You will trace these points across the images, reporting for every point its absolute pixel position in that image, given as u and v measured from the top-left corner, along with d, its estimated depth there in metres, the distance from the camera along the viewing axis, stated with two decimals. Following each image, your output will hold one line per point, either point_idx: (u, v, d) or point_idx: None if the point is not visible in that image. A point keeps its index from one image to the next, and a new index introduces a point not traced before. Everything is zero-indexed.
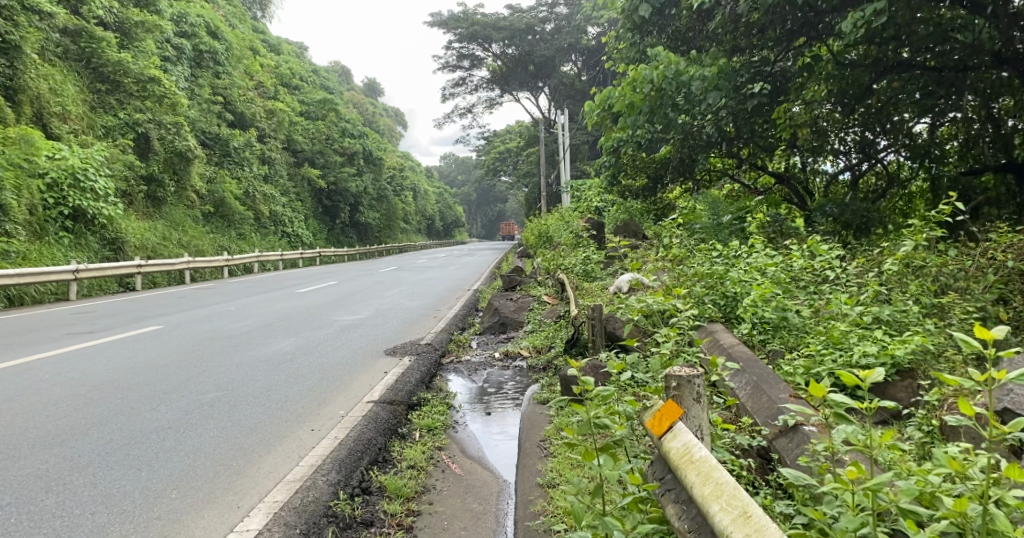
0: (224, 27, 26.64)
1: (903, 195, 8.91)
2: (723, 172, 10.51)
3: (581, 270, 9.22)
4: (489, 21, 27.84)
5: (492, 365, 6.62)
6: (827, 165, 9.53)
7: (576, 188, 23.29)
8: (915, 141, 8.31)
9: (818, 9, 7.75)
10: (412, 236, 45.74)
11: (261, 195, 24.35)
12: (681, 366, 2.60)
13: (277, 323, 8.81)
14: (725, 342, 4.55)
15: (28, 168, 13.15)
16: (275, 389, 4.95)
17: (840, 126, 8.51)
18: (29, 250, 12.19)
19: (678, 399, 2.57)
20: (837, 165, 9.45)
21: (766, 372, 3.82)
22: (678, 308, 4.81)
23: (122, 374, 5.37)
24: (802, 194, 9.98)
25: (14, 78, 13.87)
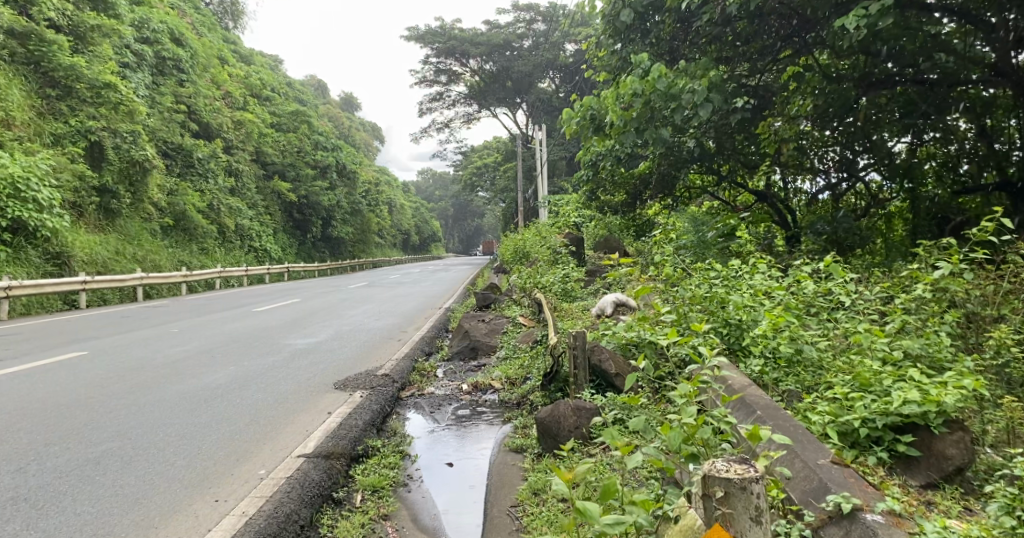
0: (189, 34, 25.49)
1: (882, 215, 8.28)
2: (702, 189, 9.77)
3: (559, 289, 8.44)
4: (466, 36, 27.27)
5: (459, 399, 5.76)
6: (808, 182, 8.77)
7: (556, 204, 22.60)
8: (895, 161, 7.81)
9: (811, 15, 7.19)
10: (387, 251, 44.79)
11: (227, 208, 23.28)
12: (727, 466, 2.24)
13: (221, 347, 7.89)
14: (742, 389, 3.69)
15: None
16: (188, 436, 4.10)
17: (817, 145, 7.98)
18: None
19: (727, 519, 2.18)
20: (817, 184, 8.71)
21: (797, 431, 3.18)
22: (701, 351, 3.68)
23: (8, 417, 4.48)
24: (783, 213, 9.12)
25: None
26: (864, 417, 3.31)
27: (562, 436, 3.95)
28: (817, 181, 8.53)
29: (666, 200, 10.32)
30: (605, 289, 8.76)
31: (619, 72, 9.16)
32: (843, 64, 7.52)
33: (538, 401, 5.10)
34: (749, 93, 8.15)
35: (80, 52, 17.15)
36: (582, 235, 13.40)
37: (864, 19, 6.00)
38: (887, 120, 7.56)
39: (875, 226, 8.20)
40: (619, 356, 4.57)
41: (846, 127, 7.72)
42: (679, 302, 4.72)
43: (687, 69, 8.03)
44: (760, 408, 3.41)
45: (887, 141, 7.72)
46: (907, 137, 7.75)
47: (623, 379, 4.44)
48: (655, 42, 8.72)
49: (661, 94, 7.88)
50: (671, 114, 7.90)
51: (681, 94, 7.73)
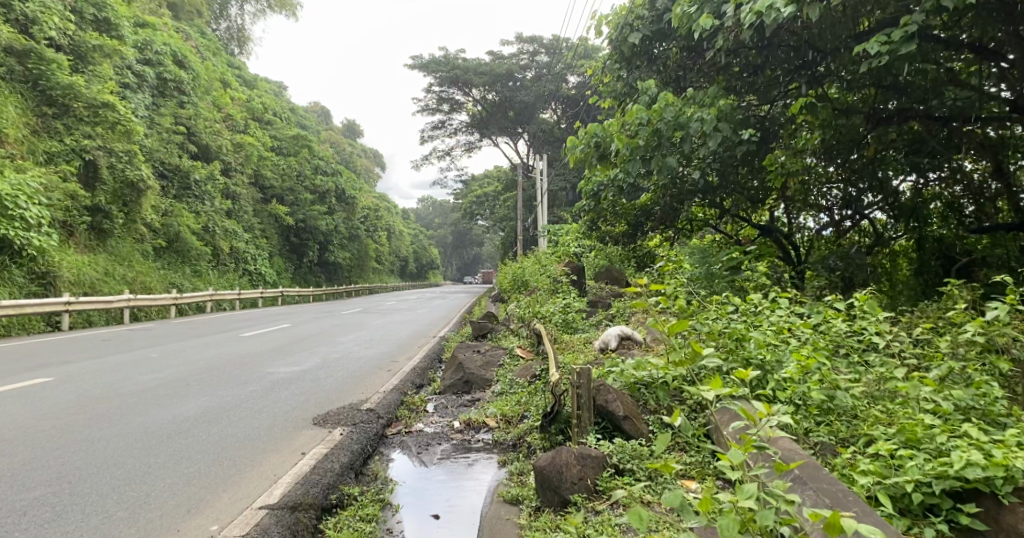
0: (193, 57, 25.28)
1: (887, 253, 7.98)
2: (705, 222, 9.40)
3: (560, 320, 7.93)
4: (470, 66, 27.28)
5: (450, 440, 5.24)
6: (811, 218, 8.56)
7: (555, 233, 22.24)
8: (899, 200, 7.61)
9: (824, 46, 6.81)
10: (383, 276, 44.42)
11: (222, 230, 22.87)
12: None
13: (202, 373, 7.55)
14: (790, 452, 3.12)
15: None
16: (139, 479, 3.79)
17: (821, 181, 7.85)
18: None
19: None
20: (820, 220, 8.48)
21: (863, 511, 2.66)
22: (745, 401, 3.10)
23: None
24: (787, 248, 8.90)
25: None
26: (916, 480, 2.83)
27: (564, 490, 3.41)
28: (818, 218, 8.41)
29: (668, 231, 9.93)
30: (608, 322, 8.27)
31: (625, 98, 8.81)
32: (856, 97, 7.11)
33: (537, 444, 4.54)
34: (756, 124, 7.72)
35: (79, 71, 16.76)
36: (582, 263, 12.96)
37: (890, 46, 5.54)
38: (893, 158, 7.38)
39: (880, 264, 7.89)
40: (629, 399, 4.07)
41: (851, 163, 7.46)
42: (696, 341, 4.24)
43: (696, 97, 7.67)
44: (811, 477, 2.88)
45: (891, 181, 7.57)
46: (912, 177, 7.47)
47: (633, 423, 3.91)
48: (661, 70, 8.44)
49: (669, 123, 7.52)
50: (680, 143, 7.53)
51: (690, 124, 7.36)
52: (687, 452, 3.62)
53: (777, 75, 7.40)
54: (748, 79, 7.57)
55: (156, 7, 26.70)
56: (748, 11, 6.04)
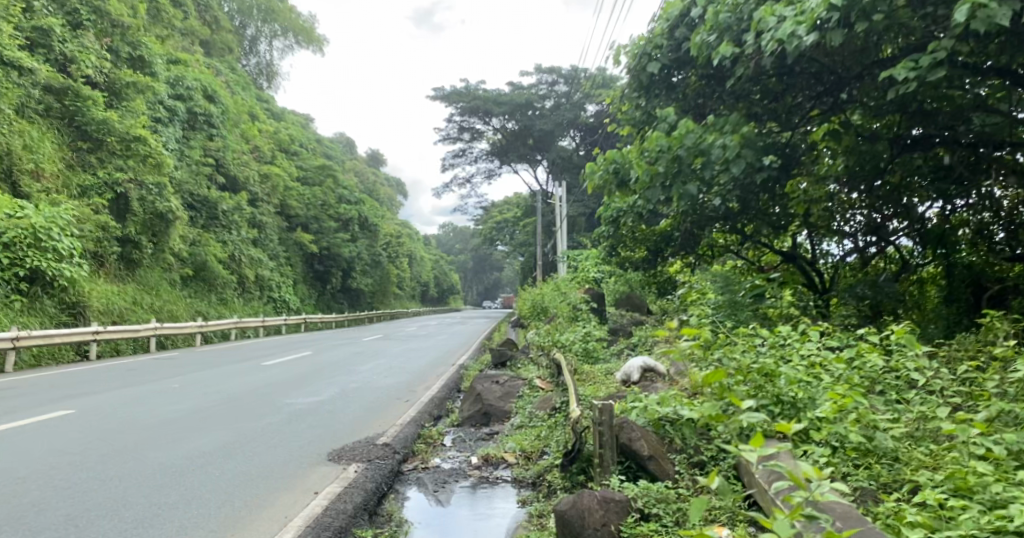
0: (222, 90, 25.78)
1: (914, 280, 7.51)
2: (726, 248, 9.20)
3: (580, 349, 7.74)
4: (491, 96, 27.52)
5: (468, 476, 5.07)
6: (834, 244, 8.25)
7: (575, 259, 22.11)
8: (926, 226, 7.34)
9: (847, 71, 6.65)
10: (405, 302, 44.53)
11: (248, 258, 23.08)
12: None
13: (221, 404, 7.50)
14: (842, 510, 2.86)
15: None
16: (146, 527, 3.71)
17: (845, 206, 7.68)
18: None
19: None
20: (844, 245, 8.15)
21: None
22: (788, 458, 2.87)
23: None
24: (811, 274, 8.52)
25: None
26: (971, 534, 2.55)
27: (586, 535, 3.23)
28: (841, 243, 8.15)
29: (690, 258, 9.73)
30: (630, 352, 8.06)
31: (644, 125, 8.70)
32: (881, 122, 6.91)
33: (557, 483, 4.35)
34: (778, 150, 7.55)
35: (113, 106, 17.14)
36: (602, 290, 12.78)
37: (918, 71, 5.36)
38: (919, 185, 7.14)
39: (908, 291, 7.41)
40: (654, 437, 3.88)
41: (873, 189, 7.32)
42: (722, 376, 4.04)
43: (717, 123, 7.54)
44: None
45: (917, 207, 7.31)
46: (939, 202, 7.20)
47: (659, 463, 3.72)
48: (681, 97, 8.34)
49: (690, 149, 7.39)
50: (701, 168, 7.38)
51: (712, 149, 7.21)
52: (717, 495, 3.43)
53: (799, 100, 7.24)
54: (769, 106, 7.41)
55: (188, 42, 27.38)
56: (770, 36, 5.92)
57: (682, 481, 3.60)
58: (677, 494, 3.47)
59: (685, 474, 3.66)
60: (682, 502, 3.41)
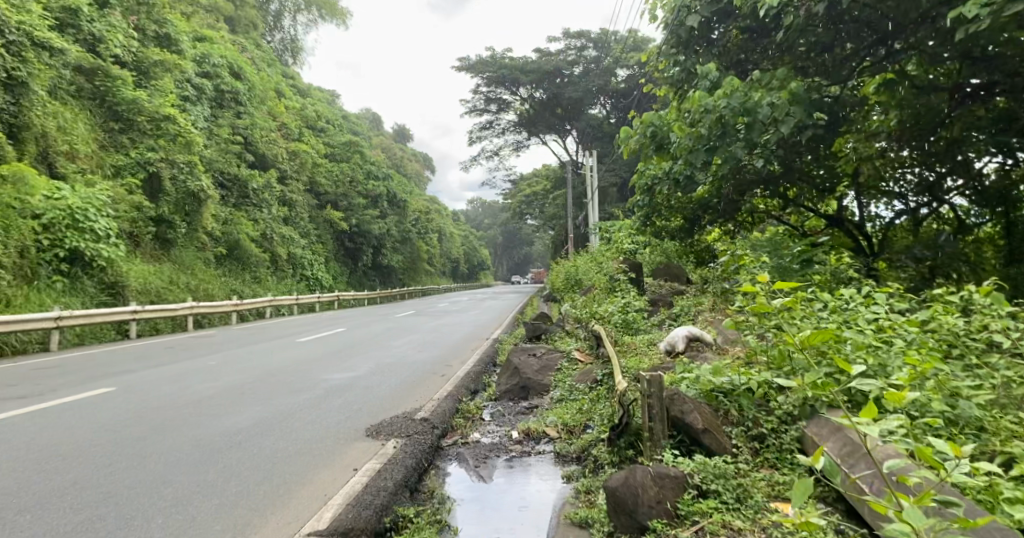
0: (248, 68, 25.74)
1: (971, 241, 7.10)
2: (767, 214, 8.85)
3: (619, 320, 7.50)
4: (517, 64, 27.05)
5: (507, 451, 4.91)
6: (882, 206, 7.80)
7: (607, 230, 21.77)
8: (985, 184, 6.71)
9: (904, 17, 6.23)
10: (435, 278, 44.62)
11: (280, 237, 23.19)
12: None
13: (258, 380, 7.46)
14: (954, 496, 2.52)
15: (20, 209, 11.60)
16: (184, 506, 3.63)
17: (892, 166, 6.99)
18: (13, 294, 10.75)
19: None
20: (893, 206, 7.66)
21: None
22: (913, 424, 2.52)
23: (4, 469, 4.14)
24: (857, 241, 8.32)
25: (19, 116, 12.63)
26: None
27: (640, 514, 3.04)
28: (891, 205, 7.62)
29: (728, 225, 9.41)
30: (672, 323, 7.79)
31: (683, 85, 8.29)
32: (939, 72, 6.50)
33: (603, 457, 4.15)
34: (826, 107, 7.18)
35: (143, 86, 17.16)
36: (637, 260, 12.47)
37: (990, 8, 4.95)
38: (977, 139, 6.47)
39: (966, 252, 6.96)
40: (707, 409, 3.68)
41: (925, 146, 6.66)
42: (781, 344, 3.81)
43: (762, 80, 7.14)
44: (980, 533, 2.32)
45: (975, 162, 6.63)
46: (1000, 157, 6.60)
47: (714, 436, 3.50)
48: (721, 54, 7.97)
49: (734, 109, 7.02)
50: (746, 129, 7.01)
51: (758, 109, 6.84)
52: (781, 471, 3.21)
53: (848, 53, 6.82)
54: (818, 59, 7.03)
55: (214, 21, 27.35)
56: None
57: (740, 456, 3.39)
58: (737, 470, 3.25)
59: (742, 448, 3.44)
60: (742, 478, 3.19)
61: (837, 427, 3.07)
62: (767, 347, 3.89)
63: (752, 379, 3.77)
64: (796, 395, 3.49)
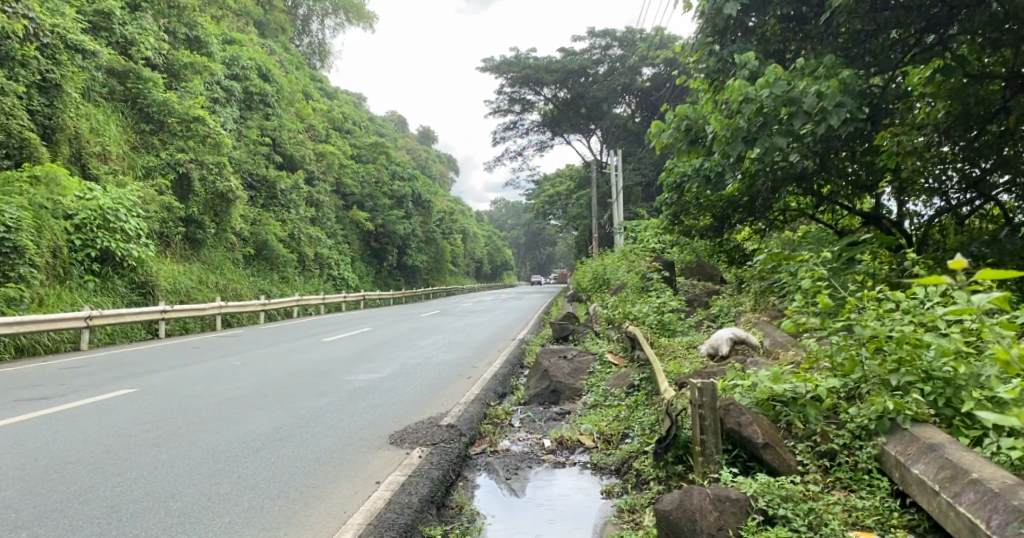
0: (276, 70, 25.68)
1: None
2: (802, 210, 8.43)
3: (655, 321, 7.11)
4: (541, 64, 26.74)
5: (541, 461, 4.57)
6: (920, 203, 7.44)
7: (633, 230, 21.34)
8: None
9: None
10: (460, 279, 44.51)
11: (307, 237, 23.10)
12: None
13: (280, 382, 7.22)
14: None
15: (54, 209, 11.53)
16: (191, 523, 3.35)
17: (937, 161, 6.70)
18: (45, 294, 10.65)
19: None
20: (933, 204, 7.30)
21: None
22: None
23: (7, 479, 3.91)
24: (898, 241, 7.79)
25: (52, 118, 12.54)
26: None
27: None
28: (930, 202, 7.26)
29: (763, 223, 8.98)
30: (712, 325, 7.37)
31: (721, 76, 7.84)
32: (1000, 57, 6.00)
33: (648, 472, 3.79)
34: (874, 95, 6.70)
35: (173, 88, 17.13)
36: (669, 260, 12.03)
37: None
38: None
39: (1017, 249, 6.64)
40: (767, 420, 3.31)
41: (971, 141, 6.43)
42: (852, 348, 3.40)
43: (806, 68, 6.68)
44: None
45: None
46: None
47: (776, 453, 3.13)
48: (759, 42, 7.50)
49: (777, 98, 6.55)
50: (789, 120, 6.56)
51: (803, 98, 6.37)
52: (858, 495, 2.86)
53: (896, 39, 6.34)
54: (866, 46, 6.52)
55: (242, 23, 27.38)
56: None
57: (807, 475, 3.02)
58: (805, 492, 2.88)
59: (810, 466, 3.08)
60: (813, 502, 2.81)
61: (935, 449, 2.65)
62: (832, 352, 3.49)
63: (818, 387, 3.37)
64: (871, 407, 3.08)
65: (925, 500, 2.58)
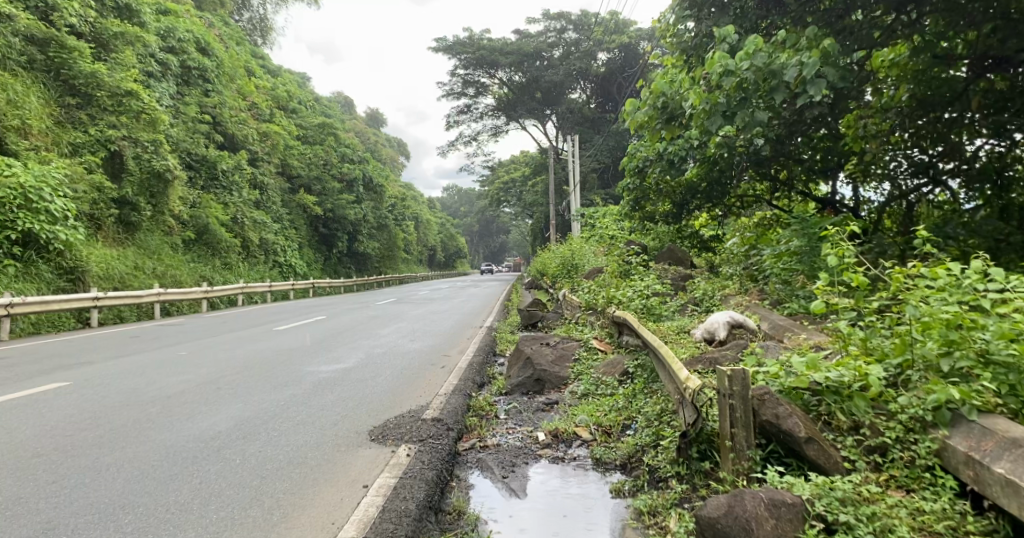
0: (216, 44, 24.29)
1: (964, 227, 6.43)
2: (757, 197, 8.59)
3: (640, 306, 6.82)
4: (495, 46, 26.11)
5: (537, 456, 4.19)
6: (871, 189, 7.22)
7: (589, 217, 21.08)
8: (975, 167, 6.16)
9: None
10: (412, 265, 43.73)
11: (250, 221, 22.01)
12: None
13: (235, 374, 6.60)
14: None
15: None
16: None
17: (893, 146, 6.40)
18: None
19: None
20: (883, 190, 7.04)
21: None
22: None
23: None
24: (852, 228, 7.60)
25: None
26: None
27: None
28: (879, 188, 7.03)
29: (716, 208, 9.10)
30: (695, 311, 7.10)
31: (696, 52, 7.47)
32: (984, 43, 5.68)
33: (667, 470, 3.49)
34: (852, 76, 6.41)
35: (102, 59, 15.80)
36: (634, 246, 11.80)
37: None
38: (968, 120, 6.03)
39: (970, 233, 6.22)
40: (803, 412, 3.06)
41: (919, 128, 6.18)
42: (901, 332, 3.37)
43: (788, 40, 6.31)
44: None
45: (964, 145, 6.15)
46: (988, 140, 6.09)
47: (820, 449, 2.92)
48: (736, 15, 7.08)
49: (757, 71, 6.15)
50: (770, 95, 6.20)
51: (785, 70, 6.01)
52: (921, 495, 2.71)
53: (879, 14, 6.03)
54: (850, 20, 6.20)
55: None
56: None
57: (861, 474, 2.85)
58: (867, 492, 2.71)
59: (859, 463, 2.91)
60: (875, 505, 2.64)
61: (1022, 447, 2.57)
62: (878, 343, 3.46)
63: (859, 374, 3.24)
64: (927, 397, 3.01)
65: (1017, 504, 2.47)
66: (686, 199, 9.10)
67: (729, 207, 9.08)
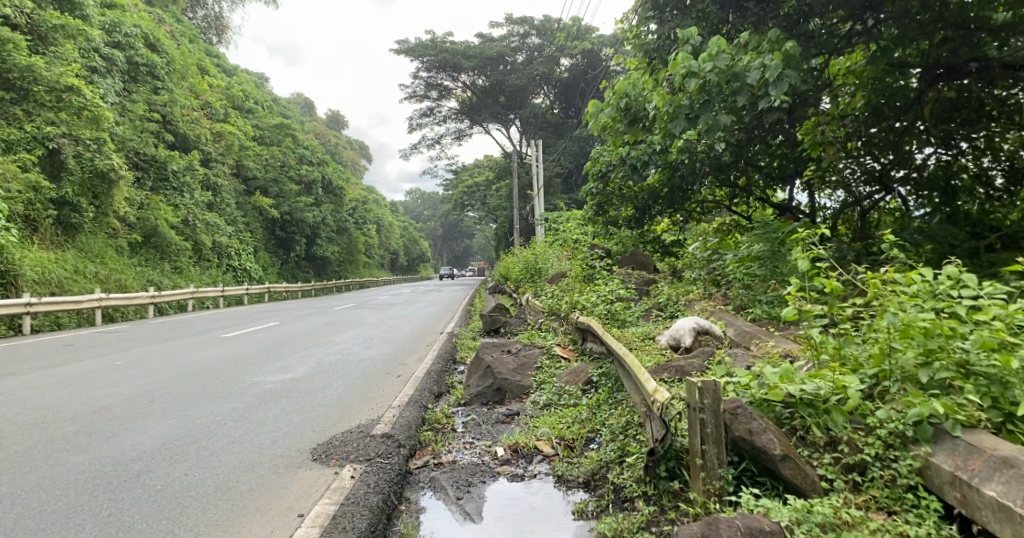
0: (167, 40, 23.33)
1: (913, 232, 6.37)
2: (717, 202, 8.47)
3: (604, 312, 6.59)
4: (458, 49, 25.62)
5: (495, 472, 3.91)
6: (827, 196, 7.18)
7: (553, 221, 20.90)
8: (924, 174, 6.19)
9: None
10: (373, 269, 43.04)
11: (203, 223, 21.21)
12: None
13: (172, 385, 6.15)
14: None
15: None
16: None
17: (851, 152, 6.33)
18: None
19: None
20: (837, 197, 7.05)
21: None
22: None
23: None
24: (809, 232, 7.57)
25: None
26: None
27: None
28: (834, 195, 6.97)
29: (679, 212, 8.93)
30: (659, 316, 6.89)
31: (659, 54, 7.27)
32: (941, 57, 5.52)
33: (635, 488, 3.23)
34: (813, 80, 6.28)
35: (39, 52, 14.92)
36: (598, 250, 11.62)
37: None
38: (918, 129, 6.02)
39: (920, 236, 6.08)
40: (779, 428, 2.84)
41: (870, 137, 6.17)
42: (878, 341, 3.17)
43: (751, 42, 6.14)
44: None
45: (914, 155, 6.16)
46: (934, 149, 6.10)
47: (797, 467, 2.70)
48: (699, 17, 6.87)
49: (720, 73, 5.96)
50: (732, 97, 6.01)
51: (747, 73, 5.83)
52: (905, 518, 2.51)
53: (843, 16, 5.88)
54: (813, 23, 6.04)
55: None
56: None
57: (840, 495, 2.64)
58: (849, 516, 2.49)
59: (839, 482, 2.69)
60: (858, 530, 2.42)
61: (1013, 467, 2.39)
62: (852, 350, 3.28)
63: (835, 384, 3.02)
64: (908, 410, 2.80)
65: (1009, 530, 2.29)
66: (648, 203, 8.93)
67: (691, 212, 8.95)
